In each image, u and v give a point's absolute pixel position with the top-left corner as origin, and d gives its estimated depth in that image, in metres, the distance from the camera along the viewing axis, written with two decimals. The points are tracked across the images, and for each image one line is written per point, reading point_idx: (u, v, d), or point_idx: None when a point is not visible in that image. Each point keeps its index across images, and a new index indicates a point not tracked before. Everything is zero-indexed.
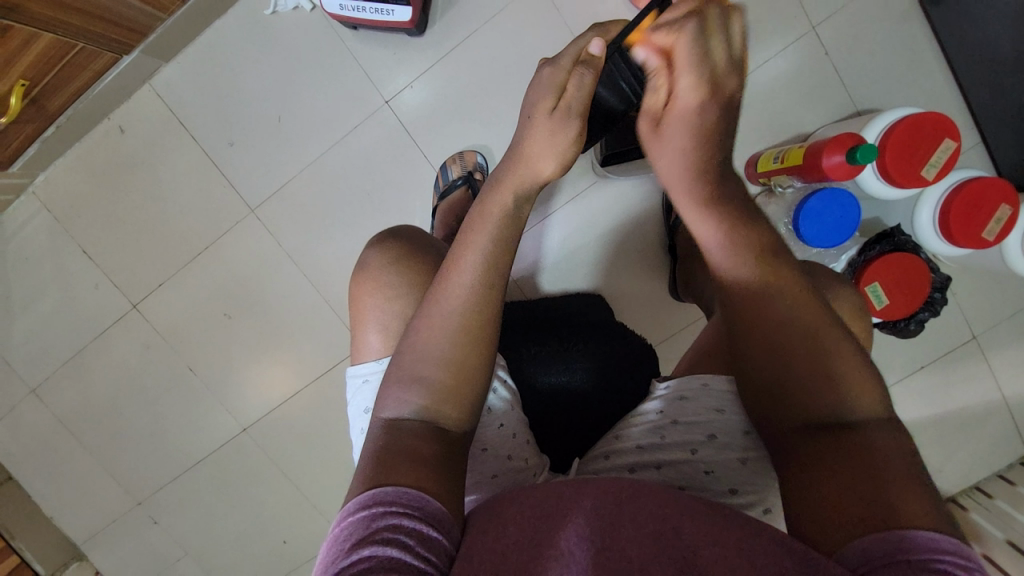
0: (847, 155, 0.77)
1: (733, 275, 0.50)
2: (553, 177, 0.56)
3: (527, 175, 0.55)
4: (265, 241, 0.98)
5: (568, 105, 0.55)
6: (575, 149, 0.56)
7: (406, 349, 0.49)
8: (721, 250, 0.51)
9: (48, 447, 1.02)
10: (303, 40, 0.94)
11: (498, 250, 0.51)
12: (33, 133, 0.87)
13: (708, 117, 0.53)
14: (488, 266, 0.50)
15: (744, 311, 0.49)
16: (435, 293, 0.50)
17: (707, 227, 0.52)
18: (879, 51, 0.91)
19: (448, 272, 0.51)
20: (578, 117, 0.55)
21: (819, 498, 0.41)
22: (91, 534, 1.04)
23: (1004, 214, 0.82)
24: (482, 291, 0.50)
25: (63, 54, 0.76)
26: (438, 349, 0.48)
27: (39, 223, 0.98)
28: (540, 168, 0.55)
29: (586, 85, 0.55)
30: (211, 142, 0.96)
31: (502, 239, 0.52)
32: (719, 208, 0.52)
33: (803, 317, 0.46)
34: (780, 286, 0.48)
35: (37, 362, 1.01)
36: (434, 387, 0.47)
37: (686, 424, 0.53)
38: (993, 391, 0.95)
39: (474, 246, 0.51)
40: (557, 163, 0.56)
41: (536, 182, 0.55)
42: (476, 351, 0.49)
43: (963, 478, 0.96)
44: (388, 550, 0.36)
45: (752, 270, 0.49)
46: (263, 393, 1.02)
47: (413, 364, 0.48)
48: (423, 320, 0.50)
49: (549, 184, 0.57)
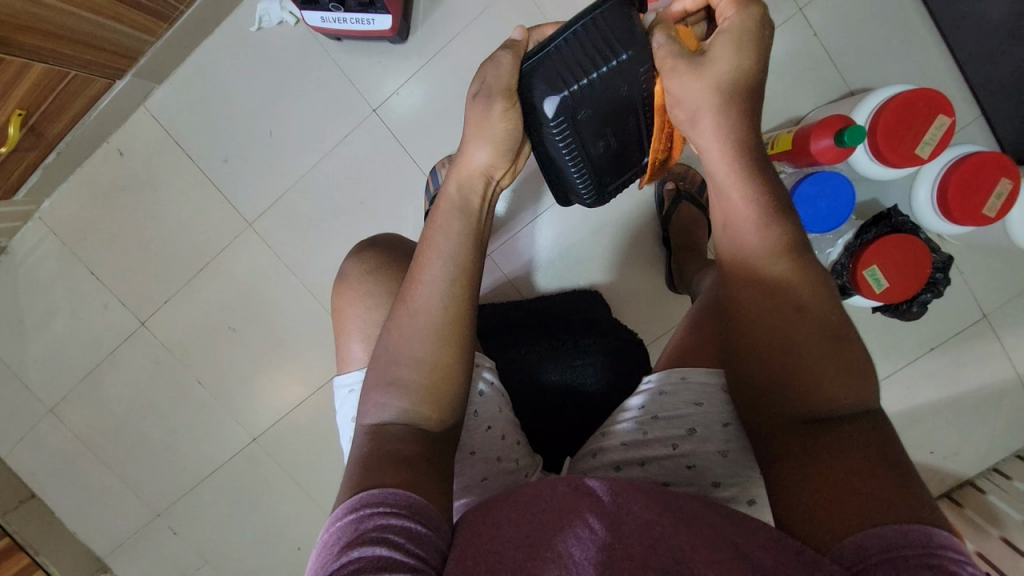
0: (835, 137, 0.76)
1: (761, 249, 0.47)
2: (488, 162, 0.57)
3: (468, 167, 0.57)
4: (263, 253, 1.00)
5: (487, 86, 0.56)
6: (511, 134, 0.57)
7: (380, 356, 0.50)
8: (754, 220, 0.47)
9: (68, 464, 1.05)
10: (288, 53, 0.95)
11: (456, 248, 0.52)
12: (35, 160, 0.89)
13: (739, 72, 0.50)
14: (456, 270, 0.51)
15: (737, 296, 0.48)
16: (403, 295, 0.51)
17: (739, 195, 0.48)
18: (871, 28, 0.89)
19: (413, 279, 0.52)
20: (505, 93, 0.55)
21: (804, 493, 0.40)
22: (114, 546, 1.08)
23: (1005, 188, 0.79)
24: (449, 295, 0.50)
25: (56, 82, 0.78)
26: (417, 354, 0.49)
27: (48, 247, 1.00)
28: (472, 157, 0.57)
29: (509, 64, 0.55)
30: (206, 159, 0.98)
31: (454, 235, 0.53)
32: (753, 169, 0.49)
33: (796, 311, 0.45)
34: (783, 279, 0.46)
35: (53, 382, 1.04)
36: (412, 390, 0.48)
37: (666, 419, 0.52)
38: (1008, 369, 0.92)
39: (437, 250, 0.52)
40: (490, 150, 0.56)
41: (485, 176, 0.57)
42: (451, 356, 0.50)
43: (981, 460, 0.94)
44: (376, 549, 0.37)
45: (775, 241, 0.46)
46: (271, 402, 1.04)
47: (388, 367, 0.49)
48: (394, 324, 0.50)
49: (488, 170, 0.57)
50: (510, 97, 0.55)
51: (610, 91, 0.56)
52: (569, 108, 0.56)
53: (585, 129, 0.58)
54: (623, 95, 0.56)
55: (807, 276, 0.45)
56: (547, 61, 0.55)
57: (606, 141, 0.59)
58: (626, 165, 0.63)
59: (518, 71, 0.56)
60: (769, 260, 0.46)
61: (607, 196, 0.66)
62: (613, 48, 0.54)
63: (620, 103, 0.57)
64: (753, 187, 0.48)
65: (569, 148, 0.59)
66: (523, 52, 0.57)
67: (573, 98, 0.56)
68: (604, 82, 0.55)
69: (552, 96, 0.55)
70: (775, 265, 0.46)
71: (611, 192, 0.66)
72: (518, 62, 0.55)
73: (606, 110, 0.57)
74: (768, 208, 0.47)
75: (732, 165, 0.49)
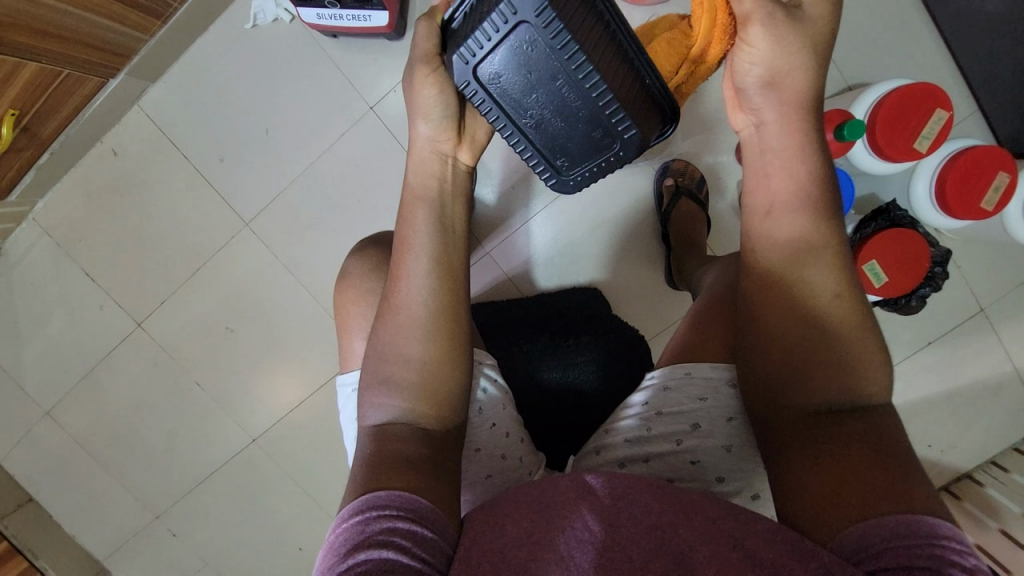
0: (835, 132, 0.76)
1: (793, 238, 0.47)
2: (431, 136, 0.56)
3: (418, 149, 0.57)
4: (260, 253, 0.99)
5: (410, 61, 0.55)
6: (441, 101, 0.54)
7: (376, 355, 0.50)
8: (795, 209, 0.47)
9: (65, 467, 1.04)
10: (283, 51, 0.94)
11: (437, 244, 0.52)
12: (28, 160, 0.89)
13: (819, 45, 0.48)
14: (437, 267, 0.51)
15: (755, 293, 0.48)
16: (390, 294, 0.52)
17: (785, 181, 0.48)
18: (870, 22, 0.89)
19: (396, 277, 0.52)
20: (425, 59, 0.53)
21: (805, 484, 0.41)
22: (113, 550, 1.07)
23: (1003, 181, 0.80)
24: (437, 292, 0.51)
25: (49, 82, 0.77)
26: (406, 353, 0.49)
27: (42, 249, 0.99)
28: (416, 133, 0.57)
29: (424, 31, 0.53)
30: (202, 159, 0.97)
31: (439, 230, 0.53)
32: (801, 154, 0.48)
33: (815, 306, 0.45)
34: (795, 277, 0.46)
35: (49, 385, 1.03)
36: (404, 388, 0.49)
37: (670, 414, 0.52)
38: (1005, 363, 0.93)
39: (425, 249, 0.52)
40: (431, 124, 0.56)
41: (437, 157, 0.57)
42: (448, 349, 0.50)
43: (979, 453, 0.95)
44: (383, 552, 0.36)
45: (807, 236, 0.46)
46: (270, 402, 1.03)
47: (381, 367, 0.50)
48: (381, 322, 0.51)
49: (433, 143, 0.57)
50: (432, 61, 0.53)
51: (517, 52, 0.50)
52: (474, 71, 0.51)
53: (506, 96, 0.53)
54: (533, 52, 0.50)
55: (827, 264, 0.46)
56: (457, 31, 0.53)
57: (536, 113, 0.54)
58: (586, 149, 0.56)
59: (440, 34, 0.54)
60: (796, 248, 0.46)
61: (569, 181, 0.60)
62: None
63: (529, 65, 0.51)
64: (796, 173, 0.48)
65: (498, 124, 0.55)
66: (442, 14, 0.54)
67: (473, 63, 0.51)
68: (502, 37, 0.49)
69: (455, 59, 0.51)
70: (802, 263, 0.46)
71: (575, 180, 0.60)
72: (437, 26, 0.53)
73: (518, 70, 0.51)
74: (809, 201, 0.47)
75: (800, 139, 0.48)
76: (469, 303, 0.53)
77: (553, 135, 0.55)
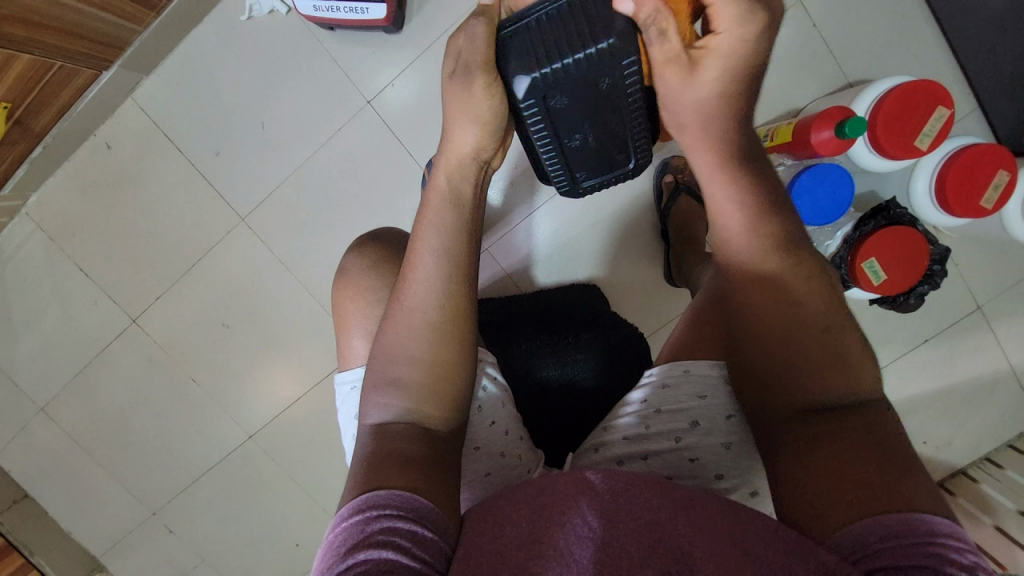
0: (836, 129, 0.76)
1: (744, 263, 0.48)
2: (477, 145, 0.52)
3: (456, 151, 0.52)
4: (256, 249, 0.98)
5: (464, 62, 0.49)
6: (494, 109, 0.50)
7: (379, 354, 0.50)
8: (740, 235, 0.48)
9: (59, 464, 1.04)
10: (280, 43, 0.93)
11: (450, 243, 0.51)
12: (20, 154, 0.88)
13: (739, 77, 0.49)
14: (444, 265, 0.50)
15: (750, 295, 0.48)
16: (397, 292, 0.51)
17: (728, 209, 0.49)
18: (871, 20, 0.88)
19: (406, 274, 0.51)
20: (484, 66, 0.48)
21: (805, 483, 0.41)
22: (109, 546, 1.07)
23: (1002, 180, 0.80)
24: (440, 290, 0.50)
25: (39, 75, 0.77)
26: (412, 353, 0.49)
27: (34, 244, 0.98)
28: (459, 137, 0.52)
29: (483, 31, 0.48)
30: (197, 153, 0.96)
31: (449, 228, 0.51)
32: (737, 183, 0.49)
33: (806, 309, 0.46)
34: (789, 277, 0.46)
35: (43, 381, 1.02)
36: (410, 387, 0.48)
37: (669, 412, 0.52)
38: (1001, 361, 0.93)
39: (426, 244, 0.51)
40: (476, 128, 0.51)
41: (474, 163, 0.53)
42: (452, 347, 0.49)
43: (974, 449, 0.95)
44: (383, 552, 0.36)
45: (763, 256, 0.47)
46: (266, 399, 1.03)
47: (386, 367, 0.49)
48: (389, 321, 0.50)
49: (476, 154, 0.53)
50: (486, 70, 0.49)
51: (585, 85, 0.50)
52: (542, 92, 0.50)
53: (560, 118, 0.52)
54: (602, 87, 0.50)
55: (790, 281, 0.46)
56: (518, 40, 0.49)
57: (581, 137, 0.54)
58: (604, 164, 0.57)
59: (497, 43, 0.49)
60: (764, 262, 0.47)
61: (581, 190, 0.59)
62: (592, 32, 0.48)
63: (593, 99, 0.51)
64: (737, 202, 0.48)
65: (542, 140, 0.53)
66: (497, 17, 0.50)
67: (544, 89, 0.50)
68: (579, 73, 0.49)
69: (524, 76, 0.49)
70: (797, 262, 0.47)
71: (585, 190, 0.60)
72: (495, 33, 0.49)
73: (584, 100, 0.51)
74: (755, 226, 0.48)
75: (721, 171, 0.50)
76: (476, 302, 0.52)
77: (589, 156, 0.55)
